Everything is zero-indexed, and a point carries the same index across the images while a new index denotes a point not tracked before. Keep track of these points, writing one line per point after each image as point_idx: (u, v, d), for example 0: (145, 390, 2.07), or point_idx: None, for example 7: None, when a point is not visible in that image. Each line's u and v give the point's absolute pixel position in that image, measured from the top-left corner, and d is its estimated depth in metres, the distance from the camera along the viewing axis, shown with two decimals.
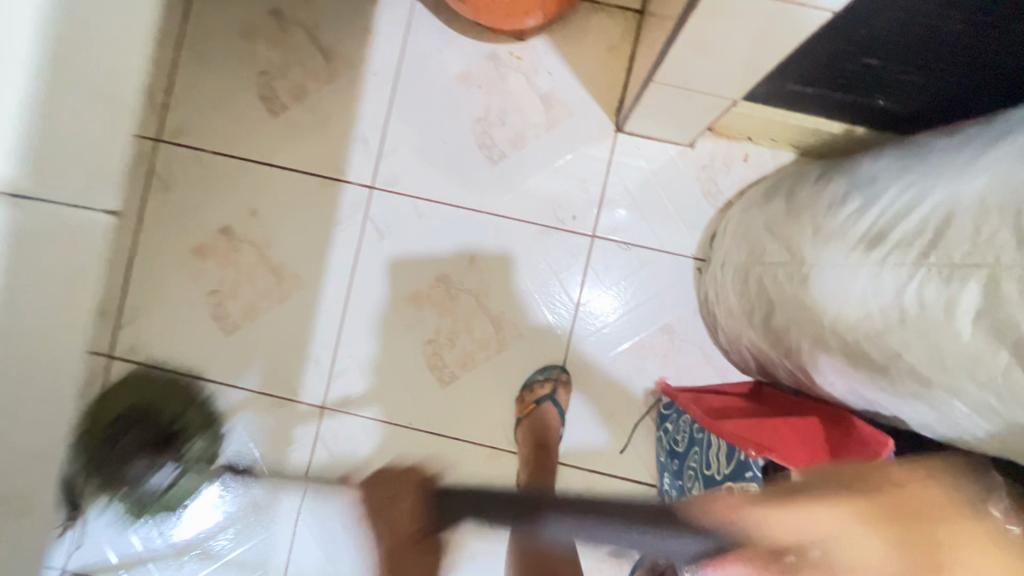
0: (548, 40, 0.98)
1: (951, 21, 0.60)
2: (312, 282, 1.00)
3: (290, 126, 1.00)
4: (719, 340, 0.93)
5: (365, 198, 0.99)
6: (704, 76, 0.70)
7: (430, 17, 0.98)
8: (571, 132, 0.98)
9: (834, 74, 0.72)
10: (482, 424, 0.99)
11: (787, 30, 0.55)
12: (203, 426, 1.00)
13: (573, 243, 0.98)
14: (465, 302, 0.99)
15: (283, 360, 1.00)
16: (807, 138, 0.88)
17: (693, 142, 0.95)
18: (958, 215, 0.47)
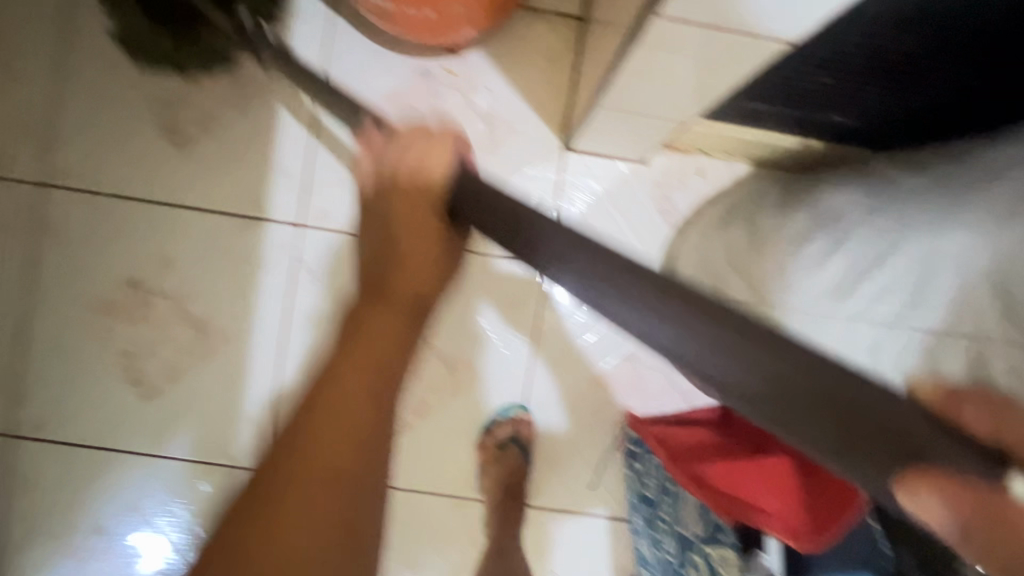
0: (484, 52, 0.89)
1: (909, 43, 0.57)
2: (240, 335, 0.90)
3: (200, 161, 0.88)
4: None
5: (293, 238, 0.89)
6: (654, 101, 0.64)
7: (350, 30, 0.88)
8: (517, 153, 0.90)
9: (791, 95, 0.68)
10: (442, 472, 0.92)
11: (742, 62, 0.49)
12: (128, 505, 0.89)
13: (526, 272, 0.91)
14: (414, 344, 0.91)
15: (214, 423, 0.90)
16: (763, 151, 0.84)
17: (646, 159, 0.89)
18: None
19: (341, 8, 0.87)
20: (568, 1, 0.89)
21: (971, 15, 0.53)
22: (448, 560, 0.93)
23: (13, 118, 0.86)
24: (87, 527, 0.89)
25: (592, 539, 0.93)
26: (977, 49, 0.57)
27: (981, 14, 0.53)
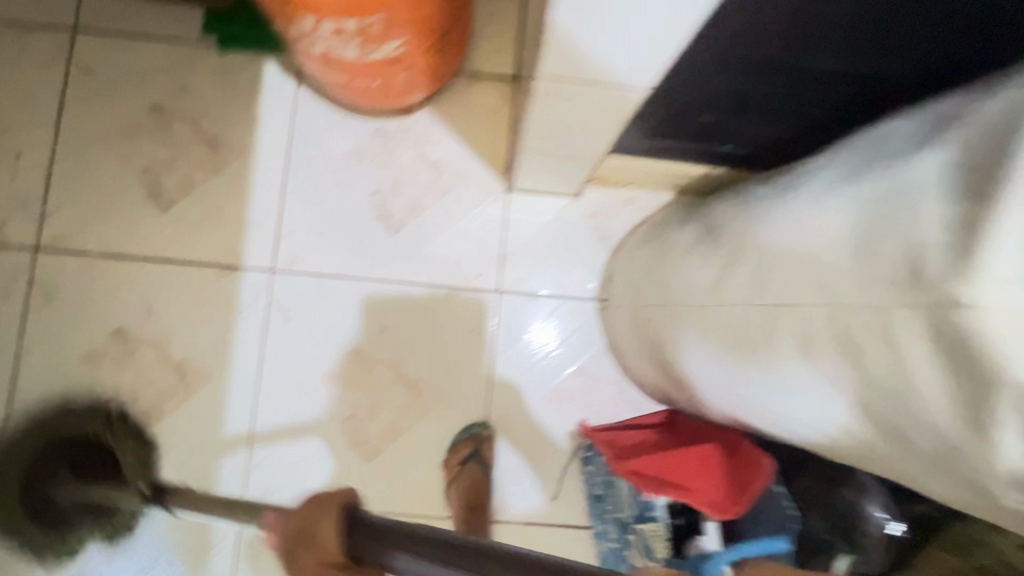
0: (432, 112, 1.03)
1: (756, 82, 0.69)
2: (218, 375, 0.97)
3: (181, 219, 0.98)
4: (628, 376, 0.97)
5: (266, 283, 0.98)
6: (565, 143, 0.76)
7: (314, 100, 1.01)
8: (466, 195, 1.02)
9: (679, 130, 0.80)
10: (413, 494, 0.97)
11: (617, 107, 0.62)
12: (110, 546, 0.93)
13: (480, 300, 1.01)
14: (381, 373, 0.99)
15: (193, 461, 0.95)
16: (677, 181, 0.96)
17: (579, 194, 1.02)
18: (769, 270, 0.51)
19: (305, 82, 1.01)
20: (502, 66, 1.04)
21: (799, 60, 0.65)
22: None
23: (12, 191, 0.97)
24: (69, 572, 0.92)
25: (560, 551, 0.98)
26: (816, 87, 0.69)
27: (807, 59, 0.65)
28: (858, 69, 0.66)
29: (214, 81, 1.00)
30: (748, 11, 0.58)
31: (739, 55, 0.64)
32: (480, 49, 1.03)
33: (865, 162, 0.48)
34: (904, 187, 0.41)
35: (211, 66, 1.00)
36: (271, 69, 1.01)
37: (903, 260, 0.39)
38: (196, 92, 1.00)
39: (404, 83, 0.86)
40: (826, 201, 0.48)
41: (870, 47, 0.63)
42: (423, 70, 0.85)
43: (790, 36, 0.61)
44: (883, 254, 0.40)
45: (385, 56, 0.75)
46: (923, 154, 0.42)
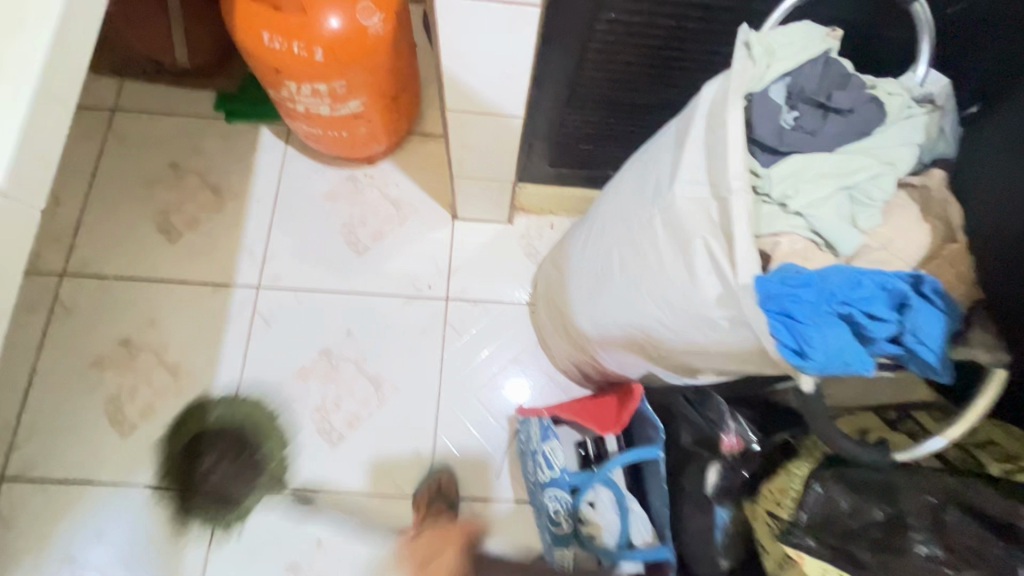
0: (393, 162, 1.30)
1: (606, 119, 0.93)
2: (206, 374, 1.14)
3: (186, 248, 1.21)
4: (555, 362, 1.15)
5: (252, 297, 1.19)
6: (483, 168, 1.02)
7: (299, 155, 1.29)
8: (420, 225, 1.27)
9: (569, 158, 1.05)
10: (370, 475, 1.10)
11: (507, 132, 0.88)
12: (96, 531, 1.04)
13: (431, 306, 1.22)
14: (346, 368, 1.16)
15: (178, 450, 1.09)
16: (585, 204, 1.22)
17: (511, 220, 1.27)
18: (601, 224, 0.75)
19: (292, 143, 1.29)
20: None
21: (629, 99, 0.88)
22: (379, 554, 1.07)
23: (48, 230, 1.20)
24: (58, 556, 1.03)
25: (503, 523, 1.09)
26: (653, 118, 0.92)
27: (634, 98, 0.88)
28: (676, 102, 0.88)
29: (221, 144, 1.28)
30: (571, 68, 0.81)
31: (583, 100, 0.88)
32: (430, 115, 1.33)
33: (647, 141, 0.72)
34: (653, 153, 0.65)
35: (219, 133, 1.29)
36: (266, 134, 1.29)
37: (647, 199, 0.62)
38: (205, 153, 1.27)
39: (367, 135, 1.13)
40: (624, 173, 0.72)
41: (677, 83, 0.84)
42: (381, 126, 1.13)
43: (612, 84, 0.85)
44: (639, 196, 0.65)
45: (351, 110, 1.03)
46: (662, 132, 0.66)
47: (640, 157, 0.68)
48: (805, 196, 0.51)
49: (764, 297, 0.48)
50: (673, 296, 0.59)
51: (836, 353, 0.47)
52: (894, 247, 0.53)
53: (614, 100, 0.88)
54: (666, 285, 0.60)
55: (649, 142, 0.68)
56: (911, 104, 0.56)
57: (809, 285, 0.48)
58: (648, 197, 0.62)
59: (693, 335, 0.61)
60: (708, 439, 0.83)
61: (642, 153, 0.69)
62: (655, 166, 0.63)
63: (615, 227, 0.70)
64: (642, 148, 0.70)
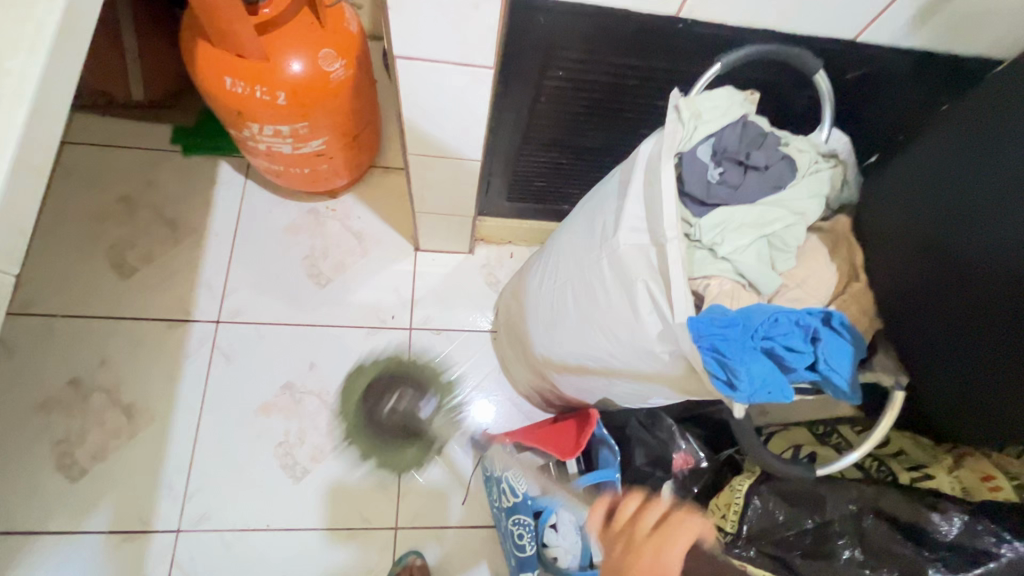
0: (355, 195, 1.33)
1: (559, 160, 0.99)
2: (162, 413, 1.11)
3: (141, 285, 1.19)
4: (518, 388, 1.19)
5: (211, 332, 1.18)
6: (445, 205, 1.06)
7: (259, 189, 1.29)
8: (382, 256, 1.29)
9: (527, 194, 1.11)
10: (336, 509, 1.10)
11: (467, 173, 0.93)
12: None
13: (395, 336, 1.24)
14: (310, 401, 1.16)
15: (132, 494, 1.06)
16: (543, 235, 1.28)
17: (472, 250, 1.31)
18: (555, 261, 0.80)
19: (252, 177, 1.30)
20: None
21: (580, 142, 0.95)
22: None
23: None
24: None
25: (469, 549, 1.11)
26: (602, 158, 0.99)
27: (584, 141, 0.95)
28: (623, 145, 0.96)
29: (178, 178, 1.27)
30: (525, 116, 0.87)
31: (537, 143, 0.94)
32: (391, 149, 1.37)
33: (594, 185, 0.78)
34: (600, 198, 0.71)
35: (176, 167, 1.28)
36: (225, 168, 1.30)
37: (595, 242, 0.68)
38: (161, 187, 1.26)
39: (329, 171, 1.16)
40: (575, 215, 0.78)
41: (623, 129, 0.91)
42: (344, 162, 1.16)
43: (563, 129, 0.91)
44: (588, 238, 0.70)
45: (313, 148, 1.05)
46: (607, 180, 0.72)
47: (589, 201, 0.74)
48: (731, 244, 0.58)
49: (697, 336, 0.54)
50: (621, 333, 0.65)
51: (760, 384, 0.53)
52: (808, 285, 0.60)
53: (565, 143, 0.95)
54: (615, 323, 0.65)
55: (596, 188, 0.75)
56: (818, 160, 0.64)
57: (735, 323, 0.54)
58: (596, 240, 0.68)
59: (640, 367, 0.66)
60: (662, 459, 0.89)
61: (590, 197, 0.75)
62: (602, 212, 0.69)
63: (568, 265, 0.75)
64: (590, 193, 0.76)
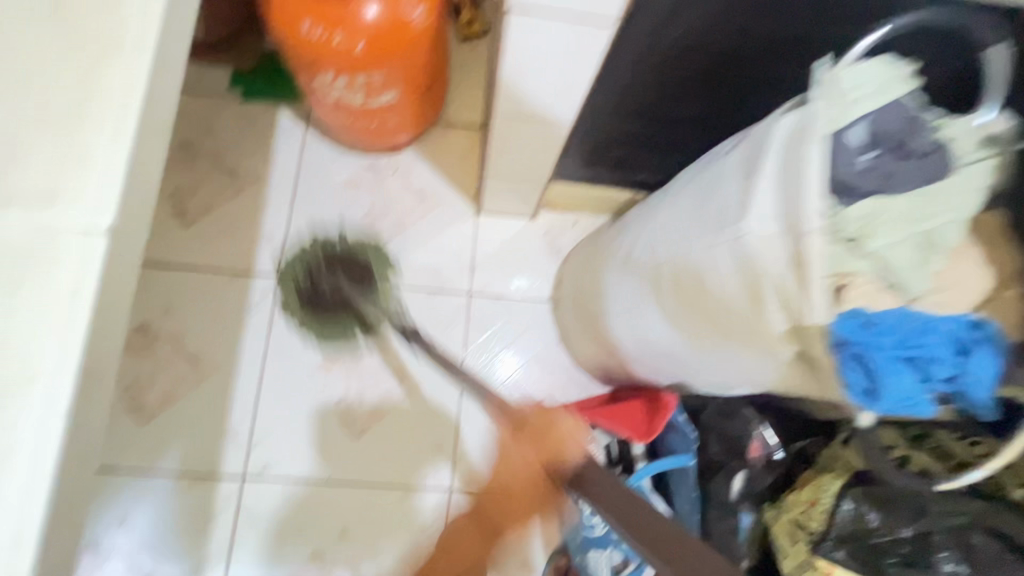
0: (415, 151, 1.28)
1: (647, 130, 0.93)
2: (226, 363, 1.13)
3: (203, 234, 1.18)
4: (577, 362, 1.17)
5: (273, 286, 1.17)
6: (518, 169, 1.01)
7: (318, 140, 1.25)
8: (442, 217, 1.25)
9: (603, 160, 1.05)
10: (392, 467, 1.12)
11: (552, 137, 0.86)
12: (118, 519, 1.05)
13: (454, 301, 1.22)
14: (369, 361, 1.16)
15: (199, 439, 1.09)
16: (611, 204, 1.22)
17: (534, 216, 1.26)
18: (649, 240, 0.75)
19: (312, 126, 1.25)
20: (471, 117, 1.30)
21: (675, 110, 0.88)
22: (401, 544, 1.10)
23: None
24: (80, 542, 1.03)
25: None
26: (695, 128, 0.92)
27: (680, 109, 0.88)
28: (720, 115, 0.89)
29: (237, 125, 1.23)
30: (624, 77, 0.80)
31: (629, 109, 0.88)
32: (454, 104, 1.30)
33: (701, 162, 0.73)
34: (717, 175, 0.65)
35: (235, 113, 1.24)
36: (284, 116, 1.25)
37: (710, 224, 0.62)
38: (221, 133, 1.23)
39: (395, 125, 1.10)
40: (678, 193, 0.73)
41: (727, 97, 0.84)
42: (411, 116, 1.10)
43: (660, 96, 0.84)
44: (699, 219, 0.65)
45: (384, 102, 1.00)
46: (725, 156, 0.66)
47: (697, 179, 0.69)
48: (878, 241, 0.53)
49: (839, 339, 0.49)
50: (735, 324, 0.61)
51: (901, 398, 0.49)
52: (954, 290, 0.55)
53: (659, 110, 0.88)
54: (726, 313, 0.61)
55: (708, 165, 0.69)
56: (976, 149, 0.57)
57: (890, 331, 0.50)
58: (711, 223, 0.62)
59: (752, 359, 0.63)
60: (737, 448, 0.86)
61: (701, 174, 0.69)
62: (720, 190, 0.63)
63: (669, 247, 0.71)
64: (700, 170, 0.70)
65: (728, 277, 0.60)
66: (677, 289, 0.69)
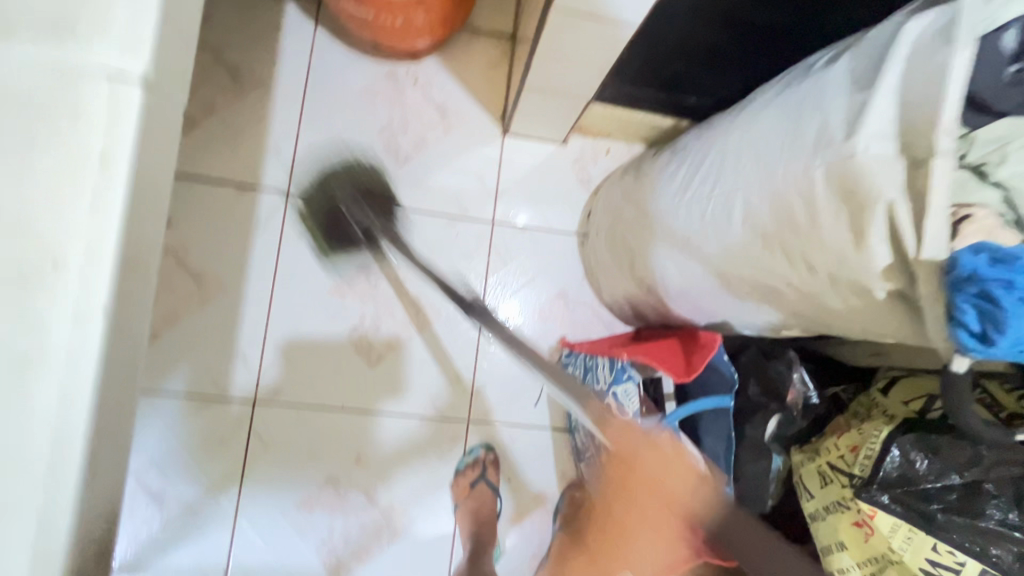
0: (438, 60, 1.15)
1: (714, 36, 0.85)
2: (233, 283, 1.05)
3: (204, 141, 1.07)
4: (604, 299, 1.13)
5: (282, 202, 1.08)
6: (561, 82, 0.91)
7: (330, 40, 1.11)
8: (466, 136, 1.15)
9: (653, 77, 0.96)
10: (410, 397, 1.09)
11: (610, 43, 0.76)
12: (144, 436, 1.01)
13: (477, 228, 1.15)
14: (386, 287, 1.10)
15: (208, 360, 1.04)
16: (650, 131, 1.13)
17: (565, 141, 1.17)
18: (723, 165, 0.69)
19: (323, 24, 1.11)
20: (501, 25, 1.17)
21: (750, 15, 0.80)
22: (419, 471, 1.09)
23: None
24: None
25: (539, 446, 1.13)
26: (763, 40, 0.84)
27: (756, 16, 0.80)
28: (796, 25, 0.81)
29: (237, 17, 1.09)
30: None
31: None
32: (482, 7, 1.16)
33: (792, 78, 0.65)
34: (822, 91, 0.58)
35: (234, 3, 1.09)
36: (291, 9, 1.10)
37: (810, 143, 0.56)
38: (219, 26, 1.08)
39: (422, 25, 0.98)
40: (763, 113, 0.65)
41: None
42: (440, 16, 0.97)
43: None
44: (793, 139, 0.58)
45: None
46: (829, 70, 0.59)
47: (791, 97, 0.62)
48: (1009, 168, 0.48)
49: (966, 276, 0.44)
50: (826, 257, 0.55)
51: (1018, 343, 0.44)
52: None
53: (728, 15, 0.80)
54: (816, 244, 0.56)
55: (804, 81, 0.61)
56: None
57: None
58: (810, 143, 0.56)
59: (834, 295, 0.58)
60: (776, 390, 0.83)
61: (796, 91, 0.62)
62: (825, 106, 0.56)
63: (748, 171, 0.64)
64: (793, 88, 0.63)
65: (826, 203, 0.54)
66: (753, 217, 0.63)
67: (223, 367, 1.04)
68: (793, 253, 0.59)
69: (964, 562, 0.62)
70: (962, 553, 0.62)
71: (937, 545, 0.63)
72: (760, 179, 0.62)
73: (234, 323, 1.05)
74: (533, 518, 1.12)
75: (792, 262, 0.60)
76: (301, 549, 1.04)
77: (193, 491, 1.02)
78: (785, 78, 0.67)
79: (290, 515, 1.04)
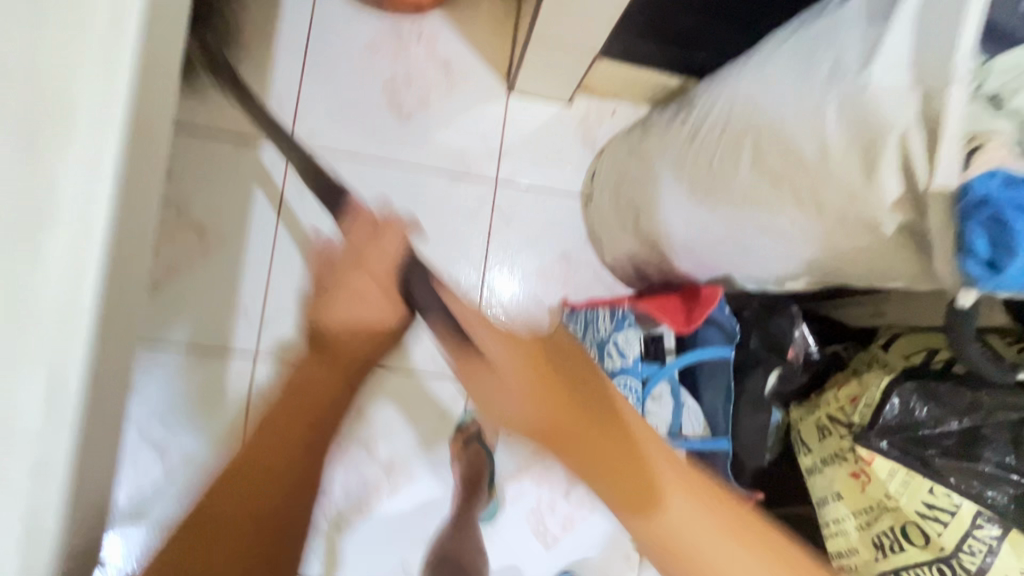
0: (442, 15, 1.13)
1: None
2: (233, 237, 1.05)
3: (205, 93, 1.05)
4: (607, 260, 1.13)
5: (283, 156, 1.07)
6: (568, 33, 0.89)
7: None
8: (471, 94, 1.14)
9: (661, 26, 0.96)
10: (412, 356, 1.10)
11: None
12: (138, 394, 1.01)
13: (480, 188, 1.14)
14: None
15: (209, 314, 1.04)
16: (657, 91, 1.11)
17: (571, 100, 1.15)
18: (733, 110, 0.68)
19: None
20: None
21: None
22: (419, 428, 1.10)
23: None
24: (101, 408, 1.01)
25: None
26: None
27: None
28: None
29: None
30: None
31: None
32: None
33: (806, 19, 0.64)
34: (837, 27, 0.57)
35: None
36: None
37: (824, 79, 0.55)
38: None
39: None
40: (775, 55, 0.65)
41: None
42: None
43: None
44: (807, 76, 0.58)
45: None
46: (845, 7, 0.58)
47: (806, 36, 0.61)
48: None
49: (979, 200, 0.44)
50: (837, 195, 0.55)
51: None
52: None
53: None
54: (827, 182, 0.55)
55: (818, 20, 0.61)
56: None
57: None
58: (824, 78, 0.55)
59: (841, 237, 0.58)
60: (776, 344, 0.83)
61: (810, 31, 0.61)
62: (840, 41, 0.55)
63: (759, 113, 0.63)
64: (806, 28, 0.62)
65: (839, 138, 0.53)
66: (762, 160, 0.62)
67: (225, 321, 1.04)
68: (802, 193, 0.59)
69: (958, 505, 0.63)
70: (957, 495, 0.63)
71: (933, 489, 0.64)
72: (771, 120, 0.61)
73: (236, 277, 1.05)
74: (531, 476, 1.13)
75: (800, 203, 0.60)
76: (302, 501, 1.05)
77: (195, 442, 1.03)
78: (798, 20, 0.66)
79: (290, 467, 1.05)
